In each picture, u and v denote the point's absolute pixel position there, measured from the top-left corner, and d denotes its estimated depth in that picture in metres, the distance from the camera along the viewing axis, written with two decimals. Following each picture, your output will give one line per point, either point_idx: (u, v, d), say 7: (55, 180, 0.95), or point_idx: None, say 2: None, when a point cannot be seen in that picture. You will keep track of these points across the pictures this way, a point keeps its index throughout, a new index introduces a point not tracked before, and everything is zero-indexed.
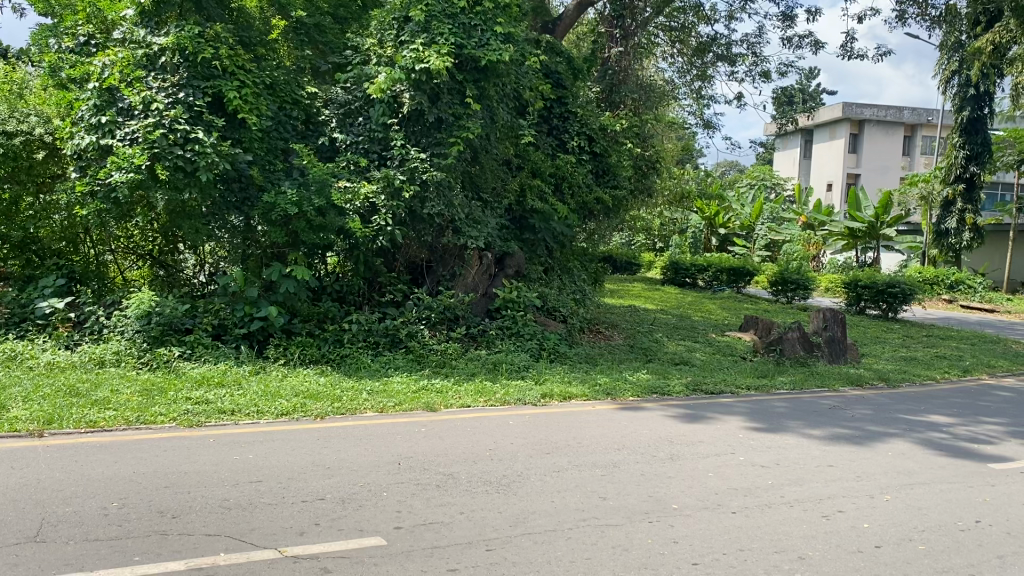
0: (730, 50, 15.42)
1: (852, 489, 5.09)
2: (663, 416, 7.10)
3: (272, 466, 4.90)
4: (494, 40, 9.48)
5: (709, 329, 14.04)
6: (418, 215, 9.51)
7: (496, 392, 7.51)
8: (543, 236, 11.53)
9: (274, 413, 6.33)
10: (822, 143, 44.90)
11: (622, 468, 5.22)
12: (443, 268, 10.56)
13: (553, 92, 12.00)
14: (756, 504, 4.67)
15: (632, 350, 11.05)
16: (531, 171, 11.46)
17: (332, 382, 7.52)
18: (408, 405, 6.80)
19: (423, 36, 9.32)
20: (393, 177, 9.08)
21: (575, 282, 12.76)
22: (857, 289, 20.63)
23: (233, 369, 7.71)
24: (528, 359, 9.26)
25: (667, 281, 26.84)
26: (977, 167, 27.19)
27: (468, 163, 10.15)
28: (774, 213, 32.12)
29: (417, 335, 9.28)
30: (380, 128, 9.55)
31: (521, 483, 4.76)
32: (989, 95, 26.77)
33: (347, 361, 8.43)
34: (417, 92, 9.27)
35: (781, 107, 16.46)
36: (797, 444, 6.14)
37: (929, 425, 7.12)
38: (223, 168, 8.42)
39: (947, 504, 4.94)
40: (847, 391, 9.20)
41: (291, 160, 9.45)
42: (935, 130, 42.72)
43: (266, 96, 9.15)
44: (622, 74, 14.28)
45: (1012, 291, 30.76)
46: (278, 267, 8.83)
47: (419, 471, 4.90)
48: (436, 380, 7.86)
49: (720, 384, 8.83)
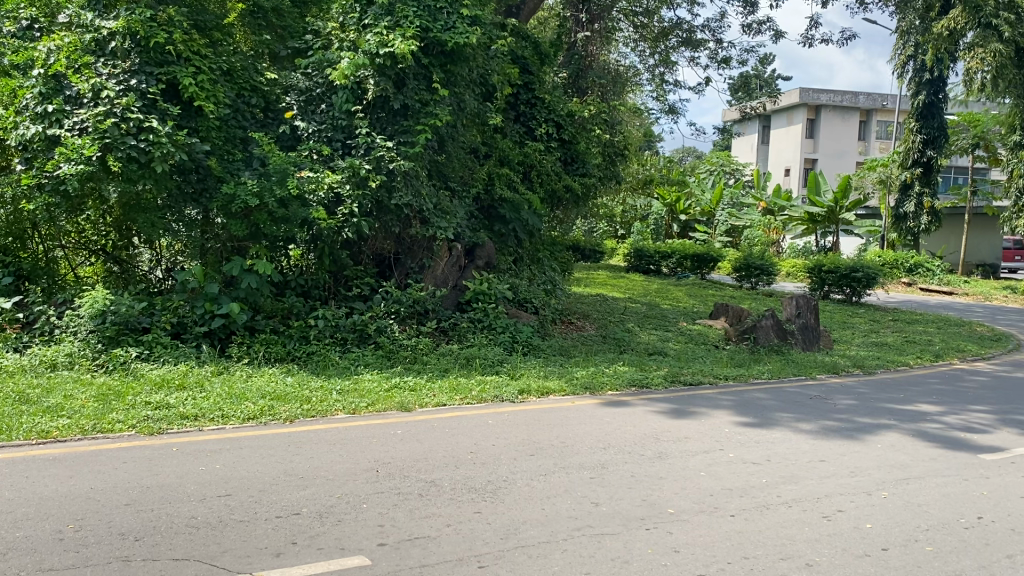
0: (693, 36, 15.27)
1: (849, 486, 4.92)
2: (646, 412, 6.91)
3: (241, 477, 4.59)
4: (460, 23, 9.19)
5: (679, 317, 13.94)
6: (385, 206, 9.16)
7: (472, 389, 7.23)
8: (513, 226, 11.26)
9: (241, 417, 5.98)
10: (780, 129, 45.22)
11: (611, 469, 5.00)
12: (410, 260, 10.18)
13: (520, 77, 11.69)
14: (754, 505, 4.48)
15: (605, 341, 10.87)
16: (499, 159, 11.20)
17: (300, 381, 7.20)
18: (382, 405, 6.50)
19: (386, 19, 9.03)
20: (359, 166, 8.69)
21: (545, 272, 12.56)
22: (820, 274, 20.66)
23: (193, 370, 7.35)
24: (502, 352, 9.03)
25: (631, 269, 26.61)
26: (934, 151, 27.32)
27: (435, 151, 9.82)
28: (734, 199, 32.26)
29: (386, 329, 8.95)
30: (344, 116, 9.18)
31: (508, 489, 4.51)
32: (945, 81, 26.98)
33: (314, 359, 8.11)
34: (381, 78, 8.94)
35: (744, 92, 16.27)
36: (784, 439, 6.01)
37: (912, 416, 7.02)
38: (179, 158, 8.03)
39: (946, 499, 4.79)
40: (825, 379, 9.12)
41: (250, 149, 9.05)
42: (891, 115, 43.33)
43: (223, 82, 8.75)
44: (587, 59, 14.01)
45: (967, 273, 31.28)
46: (238, 261, 8.43)
47: (399, 479, 4.62)
48: (408, 377, 7.58)
49: (697, 374, 8.68)
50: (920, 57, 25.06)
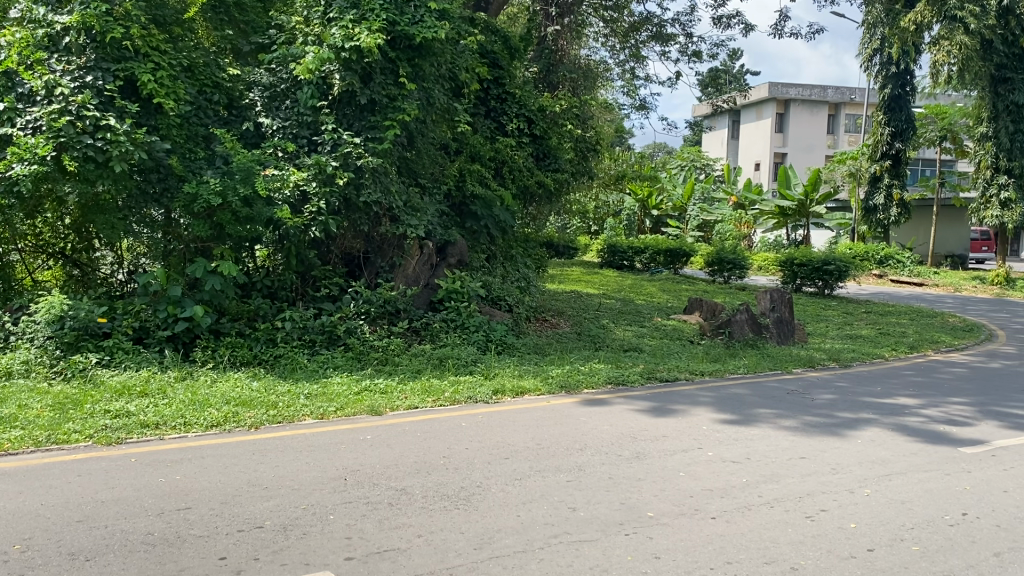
0: (663, 30, 15.17)
1: (830, 484, 4.81)
2: (621, 410, 6.79)
3: (202, 489, 4.40)
4: (428, 16, 9.00)
5: (654, 313, 13.87)
6: (353, 204, 8.95)
7: (445, 390, 7.06)
8: (485, 223, 11.10)
9: (204, 425, 5.77)
10: (750, 124, 45.47)
11: (588, 471, 4.85)
12: (381, 259, 9.99)
13: (490, 72, 11.52)
14: (735, 506, 4.35)
15: (580, 338, 10.73)
16: (469, 155, 11.03)
17: (266, 386, 6.97)
18: (351, 409, 6.31)
19: (352, 13, 8.83)
20: (324, 163, 8.51)
21: (519, 269, 12.41)
22: (792, 267, 20.70)
23: (156, 376, 7.10)
24: (475, 352, 8.85)
25: (604, 264, 26.52)
26: (901, 143, 27.53)
27: (404, 147, 9.61)
28: (705, 193, 32.34)
29: (356, 331, 8.73)
30: (309, 112, 8.96)
31: (481, 496, 4.35)
32: (910, 73, 27.12)
33: (282, 362, 7.90)
34: (347, 72, 8.72)
35: (715, 87, 16.21)
36: (764, 437, 5.93)
37: (891, 410, 6.99)
38: (138, 157, 7.77)
39: (930, 495, 4.70)
40: (802, 373, 9.08)
41: (213, 147, 8.80)
42: (859, 108, 43.66)
43: (183, 78, 8.50)
44: (557, 54, 13.87)
45: (937, 264, 31.56)
46: (202, 262, 8.17)
47: (368, 487, 4.45)
48: (379, 380, 7.38)
49: (673, 371, 8.57)
50: (885, 50, 25.21)
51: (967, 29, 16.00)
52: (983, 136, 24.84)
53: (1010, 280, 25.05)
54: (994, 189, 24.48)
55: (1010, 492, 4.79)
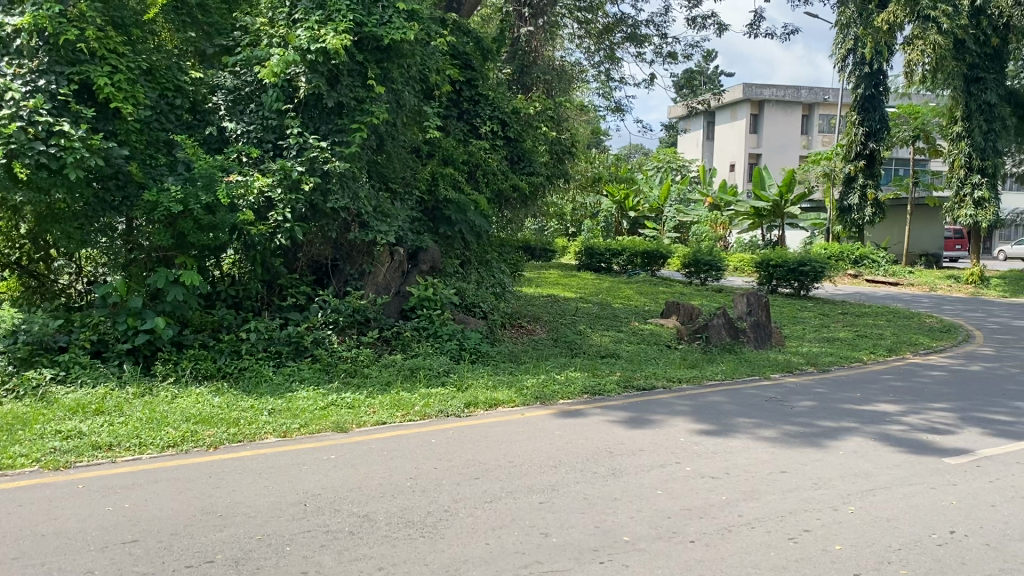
0: (638, 31, 15.00)
1: (812, 500, 4.63)
2: (597, 422, 6.58)
3: (151, 518, 4.15)
4: (396, 17, 8.76)
5: (630, 317, 13.70)
6: (320, 209, 8.69)
7: (415, 403, 6.82)
8: (460, 228, 10.86)
9: (160, 445, 5.48)
10: (726, 125, 45.59)
11: (561, 491, 4.63)
12: (350, 266, 9.73)
13: (462, 74, 11.29)
14: (715, 528, 4.15)
15: (556, 344, 10.54)
16: (442, 159, 10.79)
17: (228, 402, 6.68)
18: (315, 426, 6.06)
19: (317, 13, 8.58)
20: (290, 169, 8.25)
21: (494, 275, 12.18)
22: (769, 269, 20.62)
23: (113, 393, 6.80)
24: (448, 362, 8.62)
25: (582, 267, 26.37)
26: (875, 143, 27.55)
27: (374, 151, 9.37)
28: (682, 195, 32.31)
29: (324, 341, 8.48)
30: (274, 115, 8.69)
31: (448, 522, 4.12)
32: (882, 73, 27.19)
33: (246, 375, 7.63)
34: (313, 75, 8.46)
35: (690, 88, 16.08)
36: (743, 450, 5.76)
37: (873, 419, 6.85)
38: (94, 164, 7.47)
39: (916, 511, 4.53)
40: (781, 379, 8.95)
41: (174, 153, 8.51)
42: (834, 109, 43.85)
43: (143, 82, 8.19)
44: (531, 55, 13.66)
45: (912, 262, 31.70)
46: (163, 272, 7.86)
47: (328, 514, 4.21)
48: (347, 393, 7.13)
49: (650, 378, 8.39)
50: (858, 51, 25.25)
51: (939, 30, 16.05)
52: (957, 137, 24.89)
53: (984, 279, 25.16)
54: (967, 189, 24.58)
55: (998, 507, 4.64)
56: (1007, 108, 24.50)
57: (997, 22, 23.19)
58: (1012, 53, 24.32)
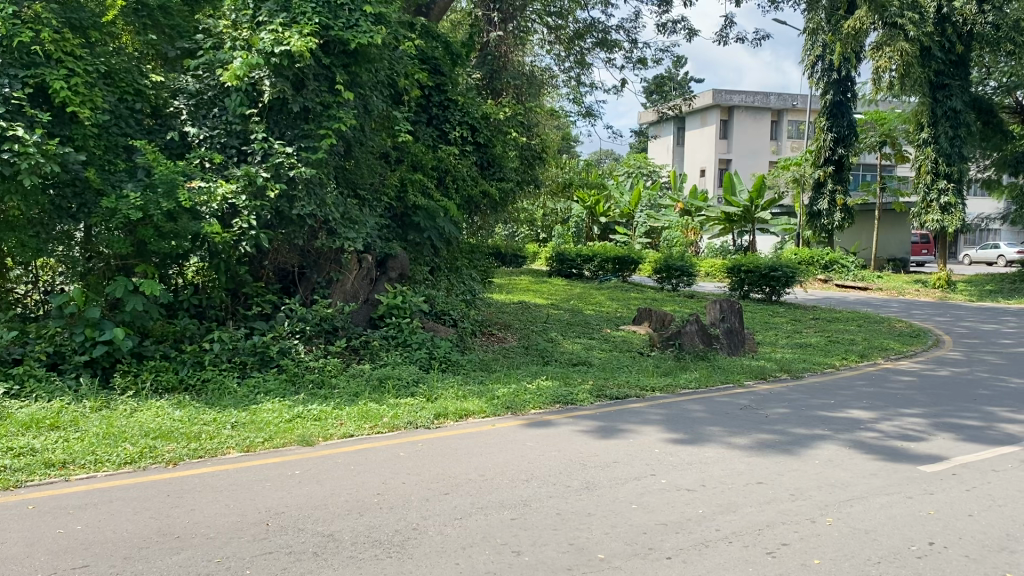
0: (609, 37, 14.95)
1: (790, 512, 4.53)
2: (569, 432, 6.45)
3: (104, 540, 3.95)
4: (363, 21, 8.60)
5: (602, 323, 13.60)
6: (286, 216, 8.50)
7: (384, 414, 6.65)
8: (429, 235, 10.72)
9: (116, 462, 5.26)
10: (695, 130, 45.87)
11: (533, 507, 4.49)
12: (317, 273, 9.58)
13: (431, 79, 11.15)
14: (692, 543, 4.03)
15: (527, 352, 10.42)
16: (411, 164, 10.62)
17: (189, 415, 6.46)
18: (280, 440, 5.87)
19: (281, 16, 8.39)
20: (254, 174, 8.05)
21: (464, 281, 12.02)
22: (740, 274, 20.65)
23: (69, 407, 6.55)
24: (418, 371, 8.46)
25: (554, 273, 26.28)
26: (844, 149, 27.78)
27: (341, 157, 9.20)
28: (652, 200, 32.40)
29: (290, 351, 8.28)
30: (238, 120, 8.50)
31: (417, 540, 3.97)
32: (851, 80, 27.34)
33: (209, 387, 7.42)
34: (278, 79, 8.27)
35: (660, 94, 16.06)
36: (718, 460, 5.66)
37: (846, 426, 6.81)
38: (50, 170, 7.21)
39: (894, 522, 4.44)
40: (753, 386, 8.89)
41: (134, 158, 8.27)
42: (802, 115, 44.23)
43: (102, 85, 7.94)
44: (501, 60, 13.53)
45: (880, 267, 31.97)
46: (122, 281, 7.61)
47: (291, 534, 4.04)
48: (313, 405, 6.94)
49: (623, 387, 8.29)
50: (827, 57, 25.49)
51: (904, 38, 16.23)
52: (922, 143, 25.08)
53: (950, 283, 25.46)
54: (934, 194, 24.82)
55: (975, 516, 4.57)
56: (971, 114, 24.76)
57: (961, 29, 23.79)
58: (974, 61, 24.79)
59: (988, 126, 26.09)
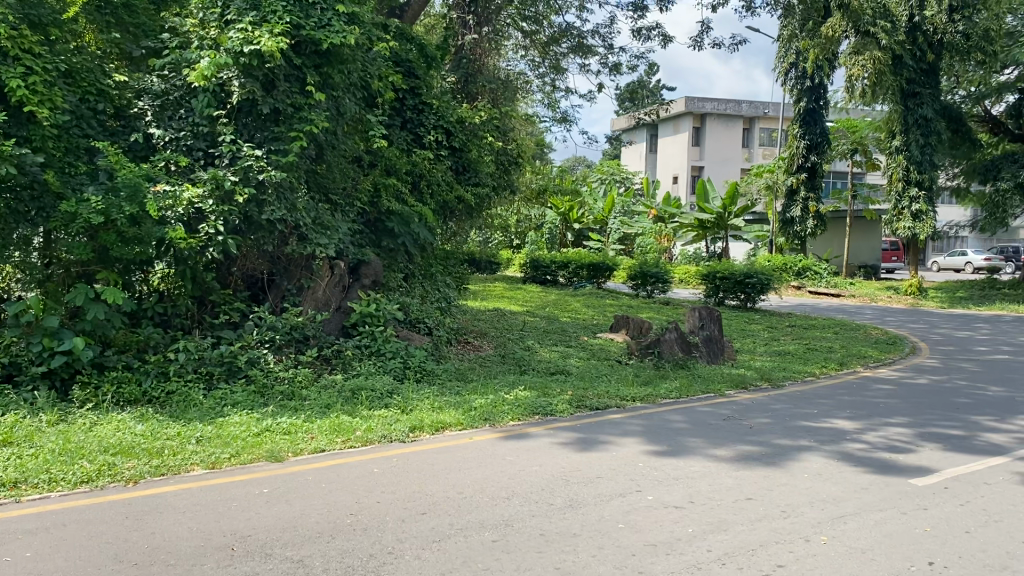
0: (584, 41, 14.80)
1: (783, 531, 4.34)
2: (548, 445, 6.24)
3: (56, 569, 3.66)
4: (336, 20, 8.35)
5: (579, 331, 13.41)
6: (255, 221, 8.19)
7: (356, 428, 6.38)
8: (403, 241, 10.48)
9: (72, 482, 4.95)
10: (668, 138, 46.03)
11: (516, 527, 4.26)
12: (287, 280, 9.28)
13: (405, 81, 10.90)
14: (683, 567, 3.82)
15: (504, 361, 10.19)
16: (385, 169, 10.40)
17: (152, 429, 6.16)
18: (247, 455, 5.59)
19: (251, 15, 8.11)
20: (222, 178, 7.77)
21: (439, 288, 11.78)
22: (714, 280, 20.56)
23: (23, 421, 6.22)
24: (391, 381, 8.20)
25: (528, 279, 26.09)
26: (816, 156, 27.90)
27: (312, 161, 8.93)
28: (626, 207, 32.34)
29: (258, 361, 7.98)
30: (205, 122, 8.22)
31: (393, 566, 3.73)
32: (824, 88, 27.52)
33: (175, 400, 7.11)
34: (247, 79, 7.99)
35: (634, 100, 15.92)
36: (705, 474, 5.48)
37: (832, 437, 6.66)
38: (6, 171, 6.86)
39: (891, 540, 4.27)
40: (734, 395, 8.74)
41: (96, 160, 7.95)
42: (774, 123, 44.53)
43: (62, 85, 7.62)
44: (476, 63, 13.29)
45: (851, 273, 32.13)
46: (83, 289, 7.28)
47: (259, 560, 3.78)
48: (282, 417, 6.66)
49: (603, 397, 8.09)
50: (801, 64, 25.61)
51: (876, 46, 16.24)
52: (895, 150, 25.14)
53: (922, 290, 25.60)
54: (906, 202, 24.94)
55: (974, 533, 4.41)
56: (941, 122, 24.92)
57: (931, 38, 23.91)
58: (944, 70, 24.91)
59: (957, 134, 26.30)
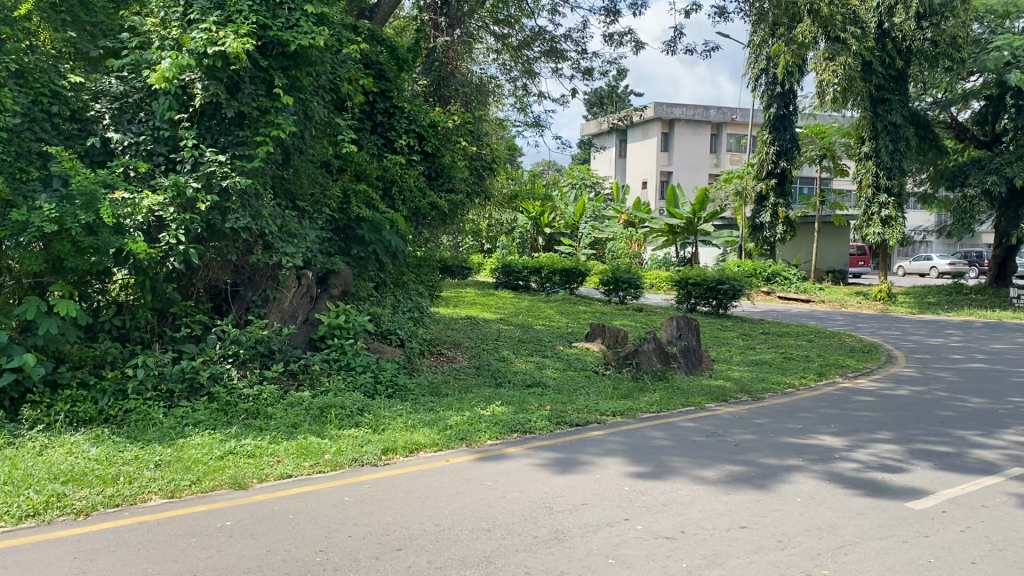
0: (557, 45, 14.55)
1: (781, 565, 4.09)
2: (528, 467, 5.96)
3: None
4: (304, 21, 8.02)
5: (554, 340, 13.16)
6: (218, 230, 7.80)
7: (325, 450, 6.06)
8: (374, 248, 10.24)
9: (16, 515, 4.57)
10: (638, 143, 46.03)
11: (499, 565, 3.98)
12: (251, 291, 8.85)
13: (375, 84, 10.59)
14: None
15: (478, 373, 9.90)
16: (354, 174, 10.07)
17: (107, 453, 5.79)
18: (209, 483, 5.24)
19: (215, 14, 7.75)
20: (184, 185, 7.40)
21: (410, 297, 11.46)
22: (686, 287, 20.40)
23: None
24: (361, 397, 7.88)
25: (499, 285, 25.78)
26: (786, 162, 27.97)
27: (279, 166, 8.55)
28: (597, 212, 32.19)
29: (221, 377, 7.61)
30: (166, 125, 7.86)
31: None
32: (793, 94, 27.83)
33: (132, 419, 6.73)
34: (211, 81, 7.64)
35: (606, 106, 15.72)
36: (694, 498, 5.23)
37: (820, 457, 6.45)
38: None
39: (895, 573, 4.03)
40: (714, 408, 8.53)
41: (50, 165, 7.54)
42: (743, 129, 44.71)
43: (13, 86, 7.19)
44: (448, 66, 12.97)
45: (820, 279, 32.27)
46: (34, 302, 6.86)
47: None
48: (247, 438, 6.32)
49: (582, 412, 7.83)
50: (771, 70, 25.65)
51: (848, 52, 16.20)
52: (863, 156, 25.30)
53: (891, 295, 25.71)
54: (875, 207, 25.07)
55: (979, 564, 4.19)
56: (910, 128, 25.07)
57: (900, 44, 24.05)
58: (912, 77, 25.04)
59: (925, 141, 26.47)
